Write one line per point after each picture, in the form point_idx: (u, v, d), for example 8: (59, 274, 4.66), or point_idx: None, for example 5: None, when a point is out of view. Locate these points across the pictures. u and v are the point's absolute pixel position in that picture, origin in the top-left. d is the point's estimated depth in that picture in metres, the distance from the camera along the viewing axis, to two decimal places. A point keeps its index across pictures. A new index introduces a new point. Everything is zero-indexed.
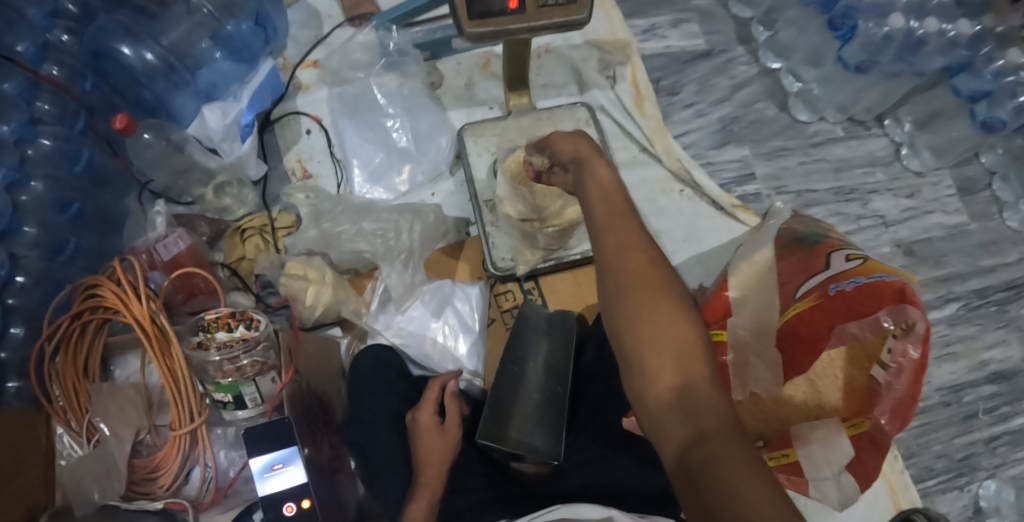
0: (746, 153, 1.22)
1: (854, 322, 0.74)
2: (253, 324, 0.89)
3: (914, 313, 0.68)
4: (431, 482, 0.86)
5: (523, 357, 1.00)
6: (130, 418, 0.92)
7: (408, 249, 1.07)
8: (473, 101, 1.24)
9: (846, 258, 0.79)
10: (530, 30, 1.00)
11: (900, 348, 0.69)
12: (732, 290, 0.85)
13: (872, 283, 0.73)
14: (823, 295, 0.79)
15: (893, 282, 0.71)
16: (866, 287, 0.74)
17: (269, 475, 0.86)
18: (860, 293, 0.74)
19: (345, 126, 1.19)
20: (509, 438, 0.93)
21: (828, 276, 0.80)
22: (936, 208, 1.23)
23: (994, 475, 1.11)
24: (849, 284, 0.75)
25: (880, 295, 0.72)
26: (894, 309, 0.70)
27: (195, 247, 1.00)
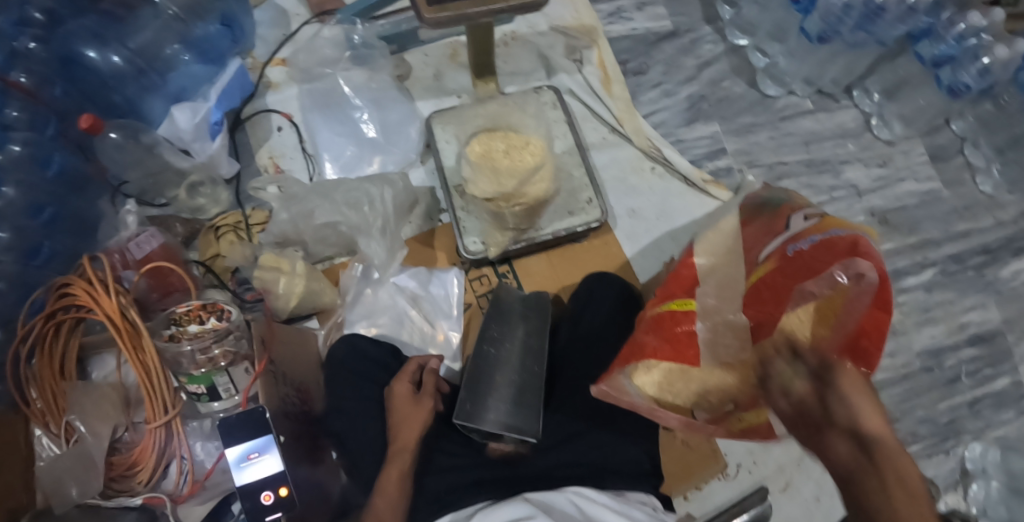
0: (715, 129, 1.23)
1: (811, 279, 0.75)
2: (225, 315, 0.90)
3: (864, 265, 0.71)
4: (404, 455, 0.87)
5: (499, 337, 1.01)
6: (108, 414, 0.92)
7: (383, 220, 1.08)
8: (443, 92, 1.24)
9: (802, 218, 0.83)
10: (489, 13, 1.02)
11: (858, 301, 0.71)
12: (699, 256, 0.84)
13: (827, 239, 0.77)
14: (782, 257, 0.81)
15: (847, 238, 0.76)
16: (820, 244, 0.77)
17: (246, 465, 0.86)
18: (817, 249, 0.77)
19: (316, 121, 1.20)
20: (488, 419, 0.91)
21: (788, 237, 0.82)
22: (907, 176, 1.23)
23: (980, 437, 1.10)
24: (807, 243, 0.78)
25: (835, 249, 0.76)
26: (847, 263, 0.73)
27: (168, 245, 1.04)
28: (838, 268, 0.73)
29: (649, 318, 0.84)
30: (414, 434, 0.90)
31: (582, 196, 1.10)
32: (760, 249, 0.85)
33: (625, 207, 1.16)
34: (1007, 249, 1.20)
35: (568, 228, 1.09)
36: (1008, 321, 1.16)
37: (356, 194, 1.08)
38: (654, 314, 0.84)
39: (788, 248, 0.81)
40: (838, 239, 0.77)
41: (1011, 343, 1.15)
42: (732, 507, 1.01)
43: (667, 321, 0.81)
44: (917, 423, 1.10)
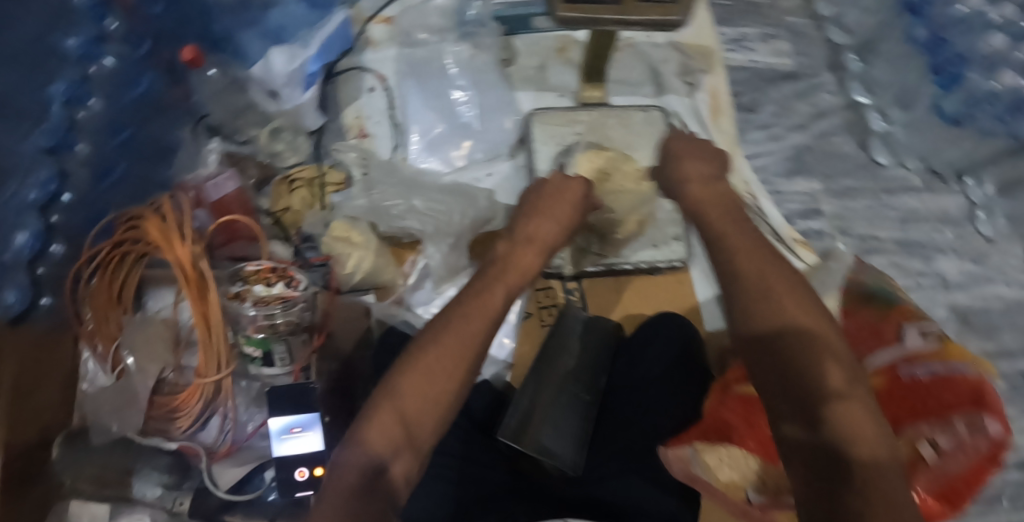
0: (815, 187, 1.17)
1: (932, 426, 0.72)
2: (293, 283, 0.87)
3: (990, 421, 0.71)
4: (444, 358, 0.73)
5: (553, 356, 0.99)
6: (157, 353, 0.91)
7: (457, 234, 1.04)
8: (544, 86, 1.18)
9: (918, 337, 0.80)
10: (622, 24, 0.95)
11: (969, 445, 0.71)
12: None
13: (949, 373, 0.74)
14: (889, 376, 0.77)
15: (971, 379, 0.73)
16: (943, 379, 0.74)
17: (287, 437, 0.85)
18: (934, 382, 0.74)
19: (410, 89, 1.15)
20: (528, 441, 0.90)
21: (901, 355, 0.78)
22: (999, 278, 1.14)
23: None
24: (926, 372, 0.74)
25: (952, 384, 0.73)
26: (974, 420, 0.71)
27: (242, 191, 1.00)
28: (958, 417, 0.71)
29: (734, 398, 0.86)
30: (447, 365, 0.73)
31: (669, 232, 1.08)
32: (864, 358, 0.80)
33: (706, 247, 1.11)
34: None
35: (649, 262, 1.07)
36: None
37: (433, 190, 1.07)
38: (743, 391, 0.85)
39: (903, 369, 0.77)
40: (961, 376, 0.74)
41: None
42: None
43: (754, 406, 0.82)
44: None
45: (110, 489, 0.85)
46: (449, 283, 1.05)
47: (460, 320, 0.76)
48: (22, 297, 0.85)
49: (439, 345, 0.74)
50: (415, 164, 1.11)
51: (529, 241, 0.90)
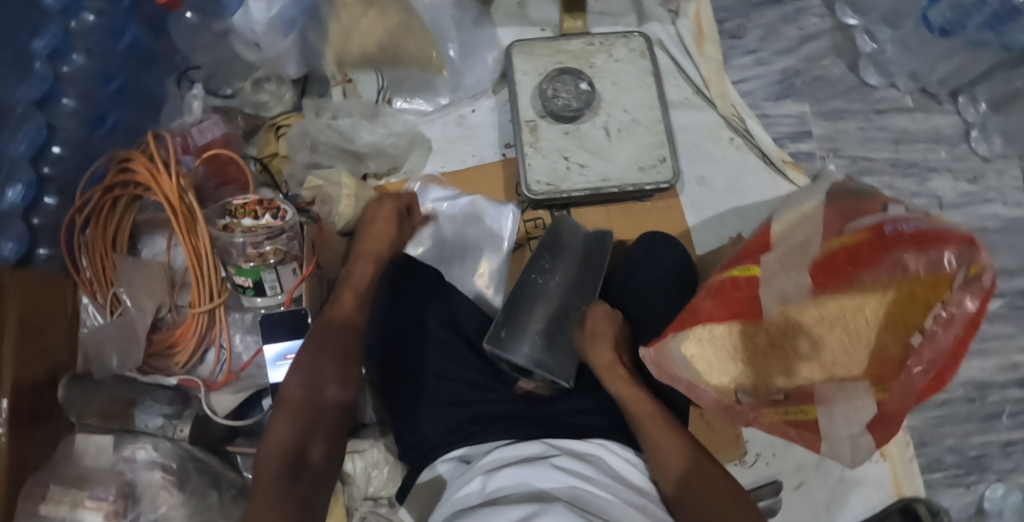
0: (805, 110, 1.15)
1: (913, 252, 0.67)
2: (279, 213, 0.85)
3: (981, 259, 0.62)
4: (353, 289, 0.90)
5: (549, 270, 0.97)
6: (153, 292, 0.93)
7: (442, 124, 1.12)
8: (527, 21, 1.14)
9: (906, 203, 0.71)
10: None
11: (955, 298, 0.63)
12: (776, 227, 0.80)
13: (929, 229, 0.66)
14: (872, 235, 0.71)
15: (957, 233, 0.64)
16: (927, 233, 0.66)
17: (281, 364, 0.86)
18: (914, 238, 0.67)
19: (390, 31, 1.09)
20: (517, 353, 0.90)
21: (884, 216, 0.70)
22: (996, 197, 1.16)
23: (1004, 479, 1.09)
24: (910, 226, 0.67)
25: (940, 240, 0.65)
26: (962, 250, 0.63)
27: (228, 136, 1.01)
28: (948, 253, 0.64)
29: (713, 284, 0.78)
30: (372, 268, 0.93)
31: (656, 152, 0.99)
32: (841, 226, 0.75)
33: (697, 173, 1.08)
34: None
35: (636, 184, 0.98)
36: None
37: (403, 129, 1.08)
38: (715, 280, 0.78)
39: (887, 226, 0.70)
40: (948, 230, 0.65)
41: None
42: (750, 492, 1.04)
43: (728, 289, 0.77)
44: (945, 451, 1.10)
45: (115, 421, 0.86)
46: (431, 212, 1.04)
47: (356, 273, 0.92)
48: (18, 248, 0.87)
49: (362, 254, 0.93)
50: (400, 105, 1.12)
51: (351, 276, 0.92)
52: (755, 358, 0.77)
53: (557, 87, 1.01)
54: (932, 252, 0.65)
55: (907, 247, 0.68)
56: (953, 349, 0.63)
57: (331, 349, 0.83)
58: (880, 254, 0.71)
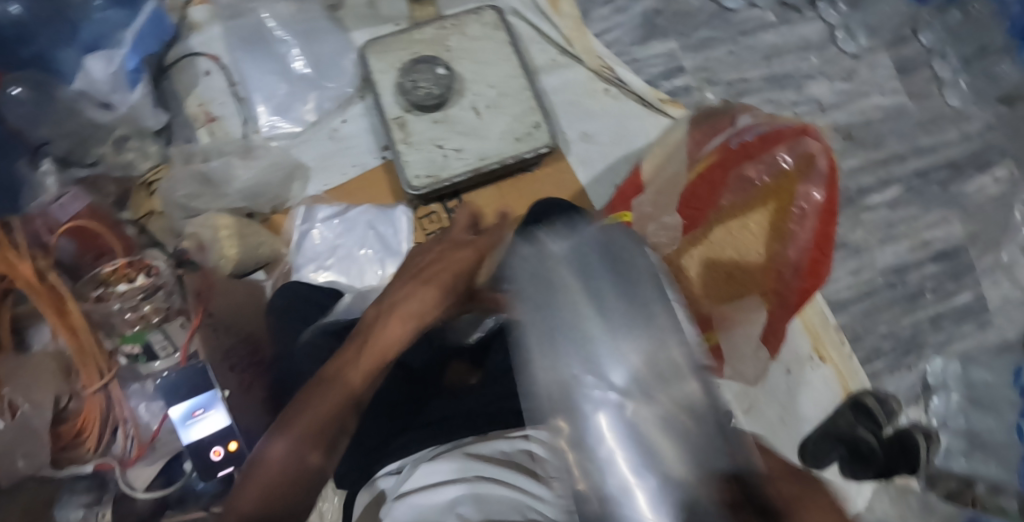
0: (672, 46, 1.15)
1: (754, 164, 0.85)
2: (152, 271, 0.85)
3: (812, 146, 0.81)
4: (382, 353, 0.69)
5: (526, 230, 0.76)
6: (47, 384, 0.85)
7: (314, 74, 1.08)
8: (379, 19, 1.12)
9: (749, 116, 0.87)
10: None
11: (806, 192, 0.82)
12: (647, 168, 0.93)
13: (775, 130, 0.83)
14: (725, 152, 0.87)
15: (795, 128, 0.82)
16: (769, 135, 0.83)
17: (191, 422, 0.82)
18: (762, 141, 0.84)
19: (243, 61, 1.10)
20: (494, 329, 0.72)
21: (728, 133, 0.87)
22: (872, 90, 1.19)
23: (941, 351, 1.12)
24: (753, 135, 0.84)
25: (778, 137, 0.83)
26: (794, 142, 0.81)
27: (95, 205, 0.96)
28: (784, 151, 0.82)
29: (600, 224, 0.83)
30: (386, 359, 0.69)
31: (529, 120, 1.01)
32: (699, 148, 0.89)
33: (578, 130, 1.09)
34: (971, 163, 1.19)
35: (515, 155, 0.99)
36: (970, 237, 1.17)
37: (279, 156, 1.05)
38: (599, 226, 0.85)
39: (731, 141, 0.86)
40: (784, 129, 0.83)
41: (974, 258, 1.16)
42: None
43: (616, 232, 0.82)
44: (881, 339, 1.12)
45: None
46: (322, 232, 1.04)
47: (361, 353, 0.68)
48: None
49: (381, 341, 0.70)
50: (266, 132, 1.08)
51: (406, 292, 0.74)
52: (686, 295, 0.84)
53: (415, 77, 1.00)
54: (770, 157, 0.83)
55: (750, 160, 0.85)
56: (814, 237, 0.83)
57: (324, 431, 0.62)
58: (728, 174, 0.87)
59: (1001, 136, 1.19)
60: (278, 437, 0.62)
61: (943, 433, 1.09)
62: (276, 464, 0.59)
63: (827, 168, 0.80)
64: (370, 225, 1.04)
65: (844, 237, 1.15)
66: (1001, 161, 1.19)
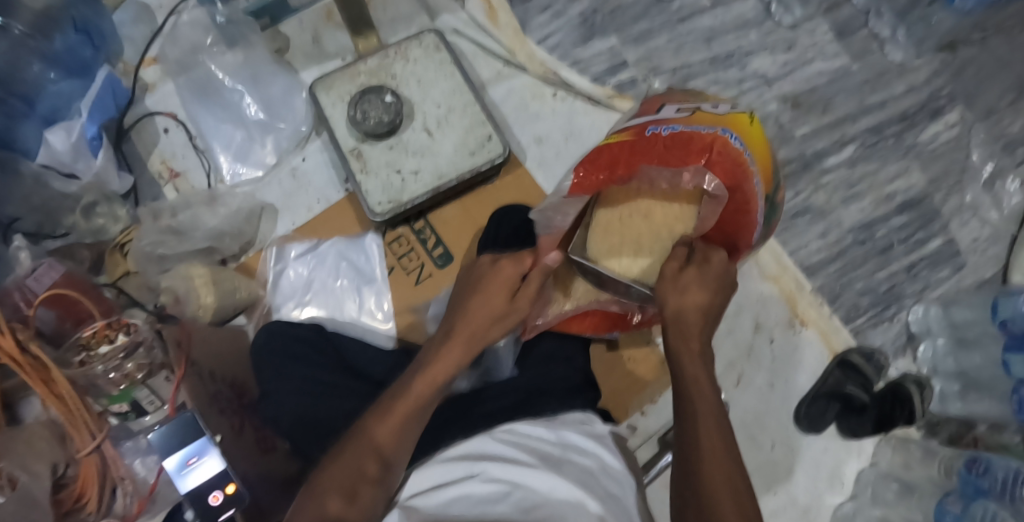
0: (613, 42, 1.17)
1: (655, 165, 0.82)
2: (131, 328, 0.86)
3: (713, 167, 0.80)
4: (406, 409, 0.72)
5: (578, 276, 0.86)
6: (43, 454, 0.87)
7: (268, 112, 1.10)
8: (324, 56, 1.16)
9: (675, 109, 0.85)
10: None
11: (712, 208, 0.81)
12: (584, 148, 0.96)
13: (687, 132, 0.81)
14: (638, 133, 0.83)
15: (705, 136, 0.80)
16: (680, 135, 0.81)
17: (186, 471, 0.83)
18: (674, 140, 0.81)
19: (198, 112, 1.13)
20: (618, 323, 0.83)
21: (655, 118, 0.84)
22: (815, 56, 1.22)
23: (919, 299, 1.14)
24: (667, 130, 0.81)
25: (689, 142, 0.80)
26: (698, 168, 0.80)
27: (70, 272, 0.97)
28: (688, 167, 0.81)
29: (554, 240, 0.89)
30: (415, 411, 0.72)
31: (481, 133, 1.03)
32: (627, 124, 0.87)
33: (533, 135, 1.11)
34: (922, 113, 1.21)
35: (472, 168, 1.01)
36: (932, 183, 1.19)
37: (244, 200, 1.08)
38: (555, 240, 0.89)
39: (648, 129, 0.83)
40: (697, 134, 0.80)
41: (939, 204, 1.18)
42: None
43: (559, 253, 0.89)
44: (858, 296, 1.14)
45: None
46: (297, 269, 1.06)
47: (381, 414, 0.72)
48: None
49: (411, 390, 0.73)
50: (231, 180, 1.11)
51: (476, 301, 0.77)
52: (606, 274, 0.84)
53: (364, 108, 1.02)
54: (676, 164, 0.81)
55: (659, 165, 0.82)
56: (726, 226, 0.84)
57: (350, 481, 0.68)
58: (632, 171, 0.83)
59: (945, 82, 1.23)
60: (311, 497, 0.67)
61: (935, 379, 1.12)
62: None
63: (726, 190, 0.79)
64: (343, 254, 1.07)
65: (807, 201, 1.17)
66: (949, 107, 1.22)
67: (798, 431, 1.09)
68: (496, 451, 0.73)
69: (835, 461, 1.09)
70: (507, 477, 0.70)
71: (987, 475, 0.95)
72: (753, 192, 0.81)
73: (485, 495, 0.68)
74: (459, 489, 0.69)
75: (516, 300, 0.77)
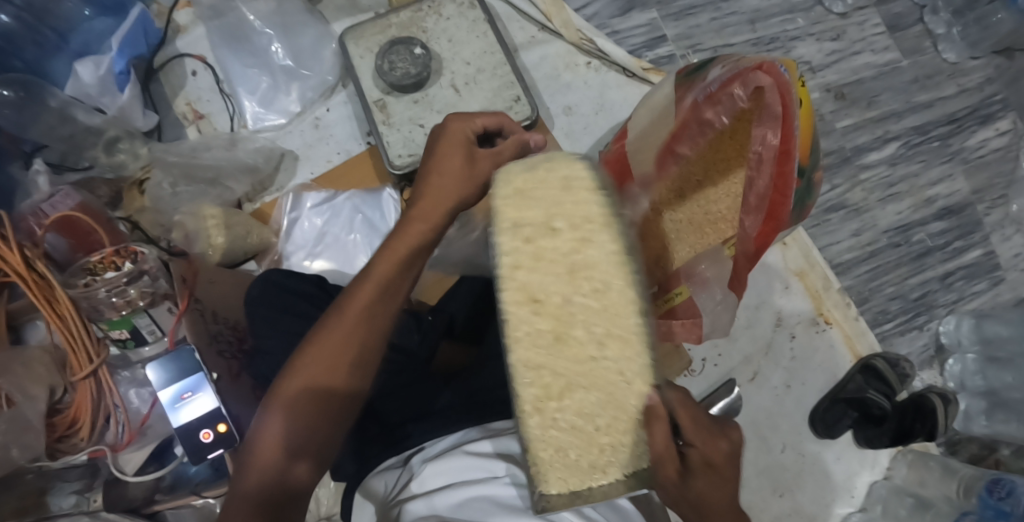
0: (653, 16, 1.14)
1: (710, 105, 0.75)
2: (139, 257, 0.83)
3: (764, 81, 0.69)
4: (339, 341, 0.68)
5: None
6: (41, 376, 0.86)
7: (297, 55, 1.09)
8: (358, 9, 1.14)
9: (716, 63, 0.77)
10: None
11: (760, 137, 0.71)
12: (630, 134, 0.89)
13: (731, 72, 0.72)
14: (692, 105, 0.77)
15: (752, 65, 0.71)
16: (726, 78, 0.73)
17: (179, 405, 0.82)
18: (720, 83, 0.73)
19: (226, 58, 1.10)
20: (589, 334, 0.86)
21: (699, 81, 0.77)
22: (863, 48, 1.17)
23: (952, 310, 1.09)
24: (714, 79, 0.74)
25: (734, 75, 0.72)
26: (747, 78, 0.71)
27: (86, 202, 0.96)
28: (737, 86, 0.71)
29: None
30: (366, 309, 0.69)
31: (509, 94, 1.00)
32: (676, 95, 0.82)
33: (561, 105, 1.09)
34: (972, 117, 1.16)
35: None
36: (976, 192, 1.13)
37: (265, 144, 1.06)
38: None
39: (697, 93, 0.76)
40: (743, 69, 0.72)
41: (981, 213, 1.12)
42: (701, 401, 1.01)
43: None
44: (888, 301, 1.09)
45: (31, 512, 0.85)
46: (314, 216, 1.03)
47: (324, 341, 0.68)
48: None
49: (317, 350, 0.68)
50: (256, 127, 1.10)
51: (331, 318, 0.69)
52: (584, 474, 0.56)
53: (392, 59, 1.00)
54: (727, 97, 0.73)
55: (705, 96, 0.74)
56: (773, 184, 0.73)
57: (309, 399, 0.67)
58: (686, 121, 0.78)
59: (998, 88, 1.18)
60: (268, 410, 0.68)
61: (960, 395, 1.06)
62: (276, 442, 0.67)
63: (778, 107, 0.69)
64: (358, 206, 1.03)
65: (843, 197, 1.12)
66: (1001, 113, 1.16)
67: (813, 435, 1.04)
68: (520, 448, 0.70)
69: (847, 472, 1.04)
70: None
71: (1010, 499, 0.90)
72: (794, 134, 0.70)
73: (513, 503, 0.65)
74: (482, 491, 0.66)
75: (475, 163, 0.73)
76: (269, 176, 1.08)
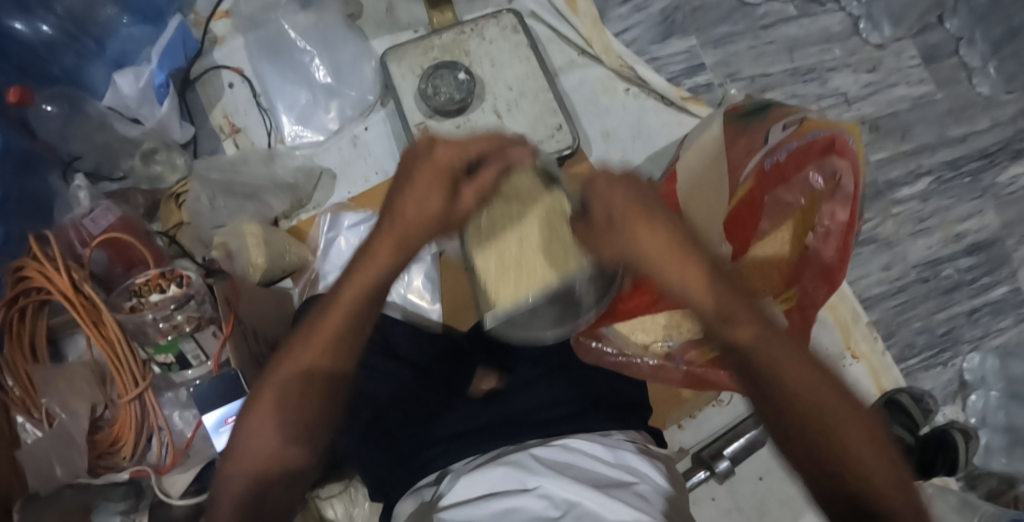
0: (693, 43, 1.14)
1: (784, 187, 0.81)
2: (185, 281, 0.83)
3: (838, 163, 0.76)
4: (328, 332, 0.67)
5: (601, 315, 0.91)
6: (84, 392, 0.88)
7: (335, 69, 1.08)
8: (397, 27, 1.14)
9: (781, 128, 0.82)
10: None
11: (830, 212, 0.77)
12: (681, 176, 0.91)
13: (803, 145, 0.78)
14: (759, 173, 0.82)
15: (823, 139, 0.77)
16: (797, 152, 0.79)
17: (224, 430, 0.83)
18: (794, 157, 0.79)
19: (265, 71, 1.10)
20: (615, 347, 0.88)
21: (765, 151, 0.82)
22: (899, 80, 1.17)
23: (977, 346, 1.10)
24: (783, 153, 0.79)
25: (808, 152, 0.78)
26: (821, 160, 0.77)
27: (127, 217, 0.97)
28: (813, 170, 0.78)
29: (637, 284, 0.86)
30: (345, 325, 0.67)
31: (552, 121, 1.00)
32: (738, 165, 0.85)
33: (600, 130, 1.09)
34: (1004, 152, 1.17)
35: None
36: (1005, 226, 1.14)
37: (304, 162, 1.07)
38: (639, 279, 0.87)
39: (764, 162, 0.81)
40: (814, 143, 0.77)
41: (1010, 249, 1.13)
42: (728, 432, 1.02)
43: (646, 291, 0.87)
44: (914, 335, 1.10)
45: None
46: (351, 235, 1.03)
47: (307, 340, 0.67)
48: None
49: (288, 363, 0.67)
50: (292, 143, 1.09)
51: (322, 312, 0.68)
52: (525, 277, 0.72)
53: (435, 83, 1.01)
54: (801, 178, 0.79)
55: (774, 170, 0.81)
56: (839, 255, 0.76)
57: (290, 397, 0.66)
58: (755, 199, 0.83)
59: None
60: (249, 419, 0.66)
61: (982, 430, 1.07)
62: (252, 452, 0.65)
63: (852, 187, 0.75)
64: None
65: (875, 231, 1.13)
66: None
67: None
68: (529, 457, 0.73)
69: None
70: (563, 493, 0.68)
71: None
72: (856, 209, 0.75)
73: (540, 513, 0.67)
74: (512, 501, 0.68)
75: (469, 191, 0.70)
76: (307, 192, 1.08)
